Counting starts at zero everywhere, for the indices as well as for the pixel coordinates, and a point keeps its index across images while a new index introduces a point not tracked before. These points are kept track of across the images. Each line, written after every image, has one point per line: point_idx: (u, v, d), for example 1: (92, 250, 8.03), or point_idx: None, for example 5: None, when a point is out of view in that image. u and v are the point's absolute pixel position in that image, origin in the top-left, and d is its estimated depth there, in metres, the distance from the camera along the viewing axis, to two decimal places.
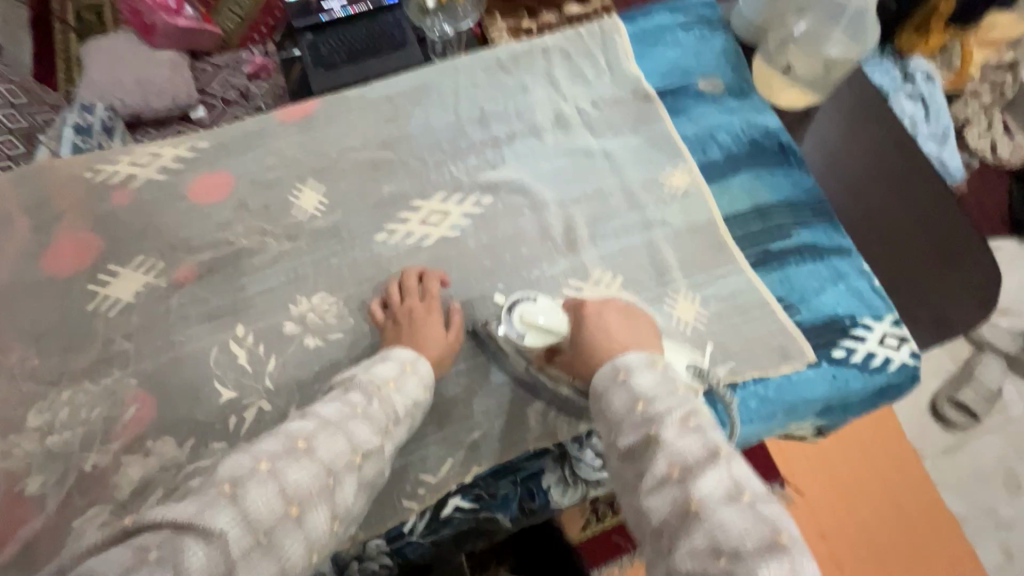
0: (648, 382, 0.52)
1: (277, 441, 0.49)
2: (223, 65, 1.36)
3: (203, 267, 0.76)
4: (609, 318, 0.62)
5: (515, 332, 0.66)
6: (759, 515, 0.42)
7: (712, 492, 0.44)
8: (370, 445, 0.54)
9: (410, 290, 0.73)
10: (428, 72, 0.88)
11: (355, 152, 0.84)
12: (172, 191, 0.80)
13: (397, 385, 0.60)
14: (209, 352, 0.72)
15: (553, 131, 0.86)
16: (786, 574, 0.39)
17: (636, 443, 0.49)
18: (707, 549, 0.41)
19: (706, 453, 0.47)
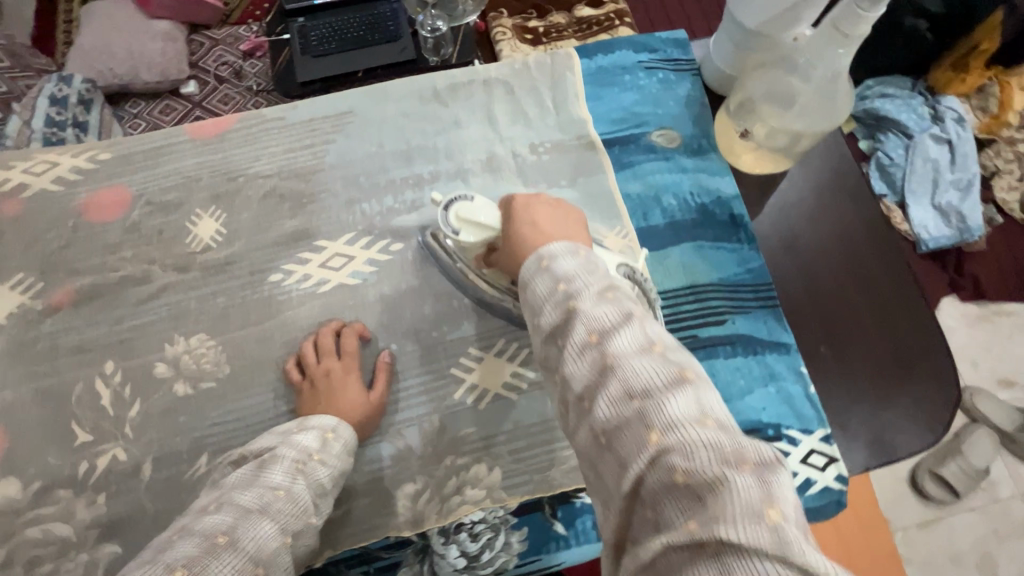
0: (570, 264, 0.45)
1: (191, 543, 0.44)
2: (220, 40, 1.31)
3: (82, 292, 0.72)
4: (539, 210, 0.56)
5: (450, 230, 0.60)
6: (669, 358, 0.39)
7: (626, 345, 0.39)
8: (298, 526, 0.51)
9: (326, 349, 0.68)
10: (357, 95, 0.81)
11: (264, 178, 0.77)
12: (64, 205, 0.75)
13: (322, 458, 0.56)
14: (72, 389, 0.68)
15: (481, 174, 0.78)
16: (692, 400, 0.36)
17: (557, 322, 0.43)
18: (621, 395, 0.37)
19: (620, 315, 0.41)
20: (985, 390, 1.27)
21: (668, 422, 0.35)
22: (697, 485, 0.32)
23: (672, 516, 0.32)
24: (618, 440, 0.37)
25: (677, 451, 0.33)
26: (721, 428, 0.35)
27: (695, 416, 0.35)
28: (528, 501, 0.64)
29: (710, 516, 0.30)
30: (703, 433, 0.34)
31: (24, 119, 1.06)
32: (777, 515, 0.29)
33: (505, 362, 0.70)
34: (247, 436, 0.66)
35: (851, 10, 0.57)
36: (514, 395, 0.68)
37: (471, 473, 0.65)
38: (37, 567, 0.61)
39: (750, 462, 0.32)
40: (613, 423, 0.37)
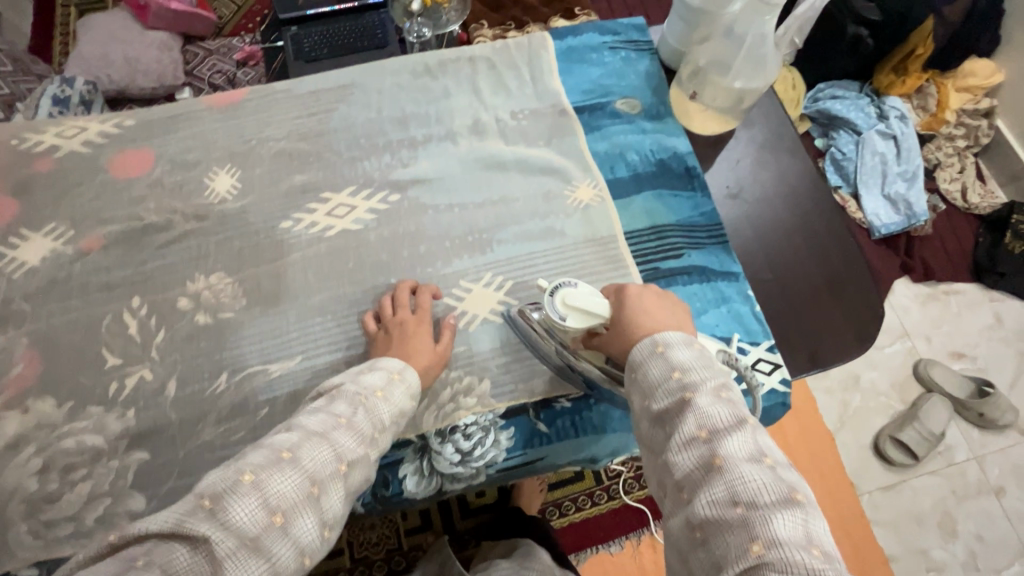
0: (685, 357, 0.52)
1: (261, 453, 0.50)
2: (214, 51, 1.44)
3: (109, 237, 0.79)
4: (649, 299, 0.61)
5: (556, 314, 0.64)
6: (778, 474, 0.44)
7: (737, 452, 0.45)
8: (355, 454, 0.54)
9: (402, 303, 0.74)
10: (356, 71, 0.92)
11: (274, 141, 0.87)
12: (92, 163, 0.84)
13: (385, 393, 0.61)
14: (102, 321, 0.75)
15: (468, 137, 0.89)
16: (800, 525, 0.40)
17: (668, 407, 0.50)
18: (726, 499, 0.42)
19: (733, 420, 0.47)
20: (938, 362, 1.34)
21: (772, 535, 0.39)
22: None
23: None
24: (717, 538, 0.42)
25: (776, 567, 0.38)
26: (826, 558, 0.39)
27: (799, 538, 0.39)
28: (514, 406, 0.73)
29: None
30: (806, 557, 0.38)
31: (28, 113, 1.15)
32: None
33: (490, 293, 0.79)
34: (261, 357, 0.74)
35: None
36: (500, 320, 0.77)
37: (464, 384, 0.73)
38: (71, 472, 0.68)
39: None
40: (715, 521, 0.42)
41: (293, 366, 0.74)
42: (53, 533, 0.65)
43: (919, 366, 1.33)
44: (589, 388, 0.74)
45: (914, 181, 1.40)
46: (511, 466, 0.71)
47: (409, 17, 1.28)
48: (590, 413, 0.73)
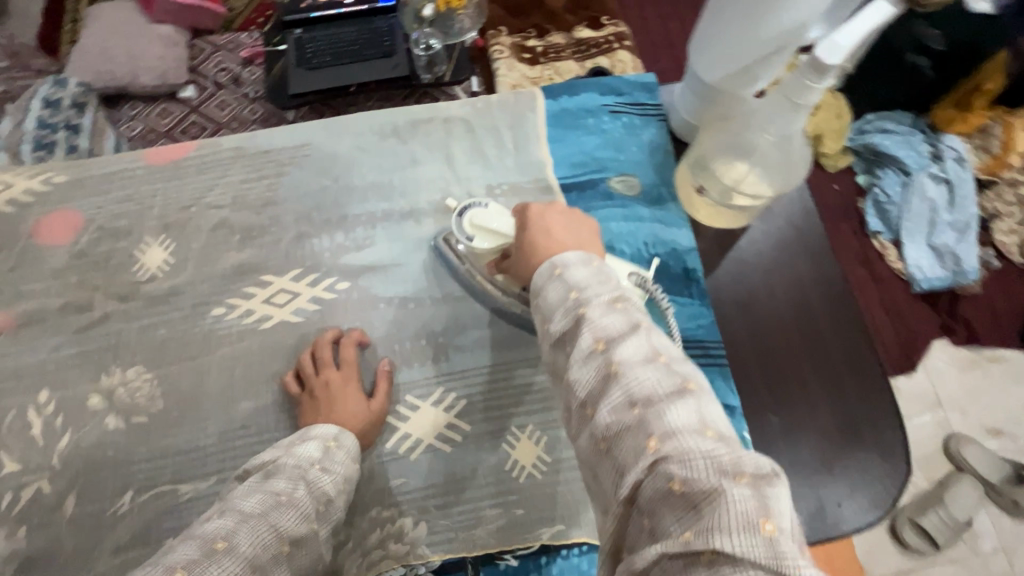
0: (582, 275, 0.46)
1: (191, 546, 0.45)
2: (221, 44, 1.29)
3: (23, 317, 0.71)
4: (552, 216, 0.54)
5: (465, 236, 0.67)
6: (672, 368, 0.39)
7: (631, 356, 0.40)
8: (299, 531, 0.51)
9: (325, 361, 0.68)
10: (314, 127, 0.80)
11: (216, 209, 0.77)
12: (14, 227, 0.75)
13: (325, 465, 0.57)
14: (4, 417, 0.67)
15: (434, 215, 0.77)
16: (694, 413, 0.37)
17: (566, 329, 0.44)
18: (623, 403, 0.38)
19: (628, 325, 0.42)
20: (973, 439, 1.16)
21: (667, 429, 0.36)
22: (694, 494, 0.33)
23: (670, 524, 0.33)
24: (617, 444, 0.38)
25: (674, 459, 0.34)
26: (720, 439, 0.36)
27: (693, 426, 0.36)
28: (451, 559, 0.63)
29: (704, 525, 0.31)
30: (700, 443, 0.35)
31: (17, 120, 1.08)
32: (773, 528, 0.30)
33: (439, 411, 0.68)
34: (173, 473, 0.65)
35: (799, 81, 0.55)
36: (447, 448, 0.67)
37: (396, 526, 0.64)
38: None
39: (747, 472, 0.33)
40: (614, 429, 0.38)
41: (206, 486, 0.65)
42: None
43: (950, 442, 1.16)
44: (542, 542, 0.64)
45: (966, 236, 1.16)
46: None
47: (419, 25, 1.16)
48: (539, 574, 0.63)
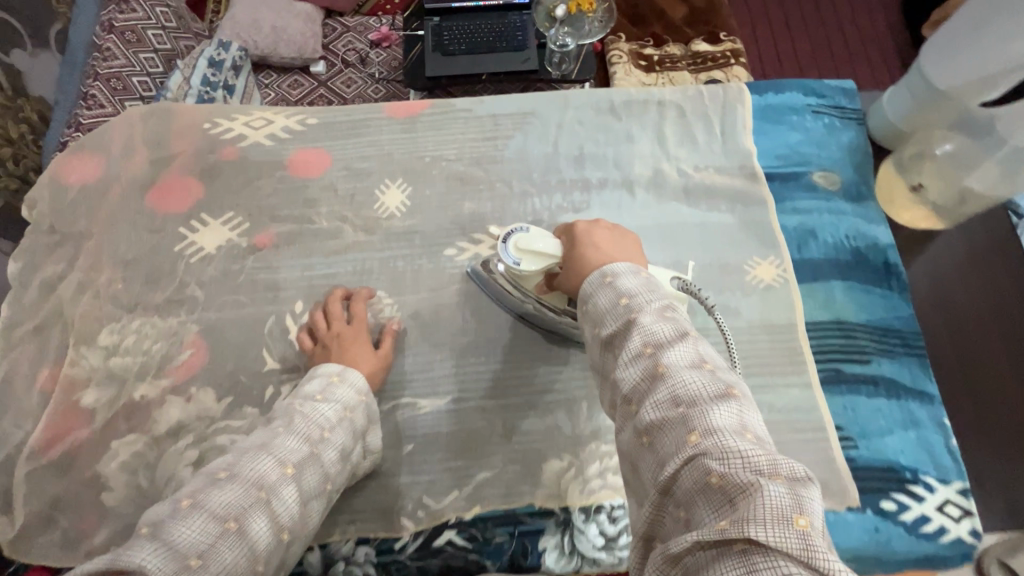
0: (633, 285, 0.50)
1: (197, 480, 0.52)
2: (351, 28, 1.52)
3: (281, 237, 0.80)
4: (598, 234, 0.59)
5: (510, 260, 0.64)
6: (718, 376, 0.43)
7: (679, 360, 0.44)
8: (302, 455, 0.55)
9: (336, 316, 0.73)
10: (537, 98, 0.88)
11: (448, 162, 0.85)
12: (275, 158, 0.84)
13: (326, 396, 0.62)
14: (266, 320, 0.76)
15: (645, 188, 0.83)
16: (735, 416, 0.40)
17: (616, 331, 0.48)
18: (668, 401, 0.41)
19: (676, 334, 0.46)
20: None
21: (709, 426, 0.39)
22: (729, 486, 0.36)
23: (703, 514, 0.36)
24: (660, 439, 0.41)
25: (712, 455, 0.37)
26: (757, 442, 0.39)
27: (734, 428, 0.39)
28: None
29: (739, 514, 0.34)
30: (740, 442, 0.38)
31: (185, 75, 1.19)
32: (806, 523, 0.33)
33: None
34: (411, 391, 0.72)
35: None
36: None
37: (613, 462, 0.69)
38: None
39: (782, 473, 0.36)
40: (658, 423, 0.41)
41: (443, 404, 0.72)
42: None
43: None
44: None
45: None
46: None
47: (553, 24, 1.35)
48: None
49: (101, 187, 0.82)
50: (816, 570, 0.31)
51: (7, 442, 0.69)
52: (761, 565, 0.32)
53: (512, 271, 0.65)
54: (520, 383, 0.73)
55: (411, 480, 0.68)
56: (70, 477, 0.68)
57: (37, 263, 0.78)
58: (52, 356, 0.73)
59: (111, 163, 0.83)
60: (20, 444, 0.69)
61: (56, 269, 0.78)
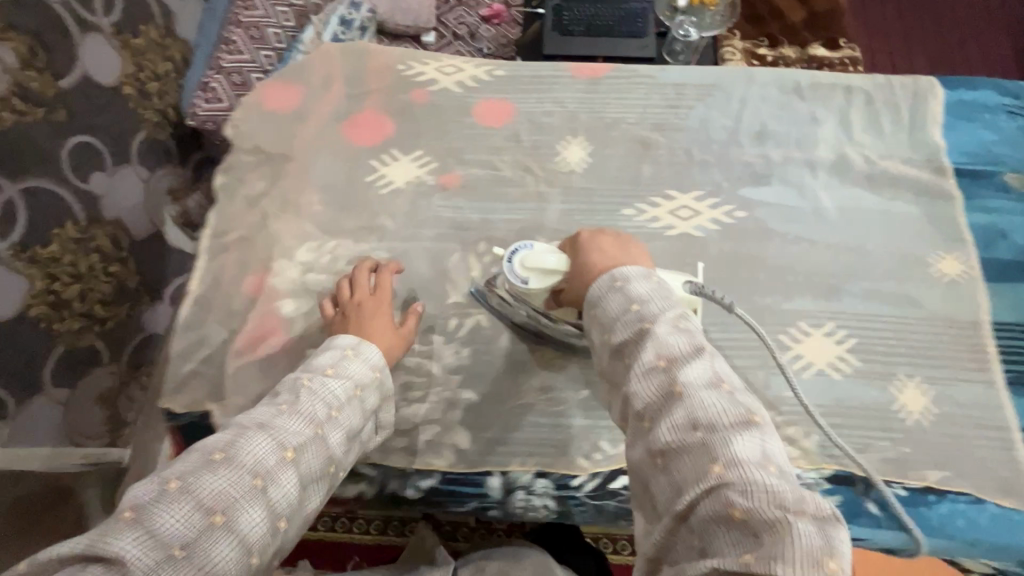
0: (644, 290, 0.53)
1: (194, 457, 0.51)
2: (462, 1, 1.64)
3: (467, 179, 0.83)
4: (602, 240, 0.62)
5: (518, 279, 0.65)
6: (736, 399, 0.46)
7: (695, 379, 0.46)
8: (302, 439, 0.55)
9: (361, 287, 0.73)
10: (720, 72, 0.89)
11: (629, 125, 0.86)
12: (463, 104, 0.87)
13: (337, 370, 0.62)
14: (450, 256, 0.79)
15: (828, 170, 0.83)
16: (756, 445, 0.43)
17: (628, 338, 0.50)
18: (686, 425, 0.44)
19: (692, 349, 0.48)
20: None
21: (731, 457, 0.42)
22: (754, 520, 0.39)
23: (723, 544, 0.39)
24: (677, 461, 0.44)
25: (735, 487, 0.40)
26: (780, 475, 0.42)
27: (756, 459, 0.42)
28: (843, 473, 0.67)
29: (766, 551, 0.37)
30: (764, 476, 0.41)
31: (319, 29, 1.37)
32: (833, 565, 0.36)
33: (832, 343, 0.73)
34: None
35: None
36: (837, 376, 0.72)
37: (788, 431, 0.69)
38: (409, 390, 0.72)
39: (807, 509, 0.39)
40: (676, 445, 0.44)
41: None
42: (389, 441, 0.69)
43: None
44: (928, 483, 0.67)
45: None
46: None
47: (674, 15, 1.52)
48: (928, 509, 0.66)
49: (301, 114, 0.87)
50: None
51: (215, 338, 0.74)
52: None
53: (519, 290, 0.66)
54: None
55: (589, 423, 0.70)
56: (270, 377, 0.72)
57: (241, 178, 0.83)
58: (255, 265, 0.78)
59: (311, 93, 0.88)
60: (225, 341, 0.74)
61: (258, 185, 0.83)
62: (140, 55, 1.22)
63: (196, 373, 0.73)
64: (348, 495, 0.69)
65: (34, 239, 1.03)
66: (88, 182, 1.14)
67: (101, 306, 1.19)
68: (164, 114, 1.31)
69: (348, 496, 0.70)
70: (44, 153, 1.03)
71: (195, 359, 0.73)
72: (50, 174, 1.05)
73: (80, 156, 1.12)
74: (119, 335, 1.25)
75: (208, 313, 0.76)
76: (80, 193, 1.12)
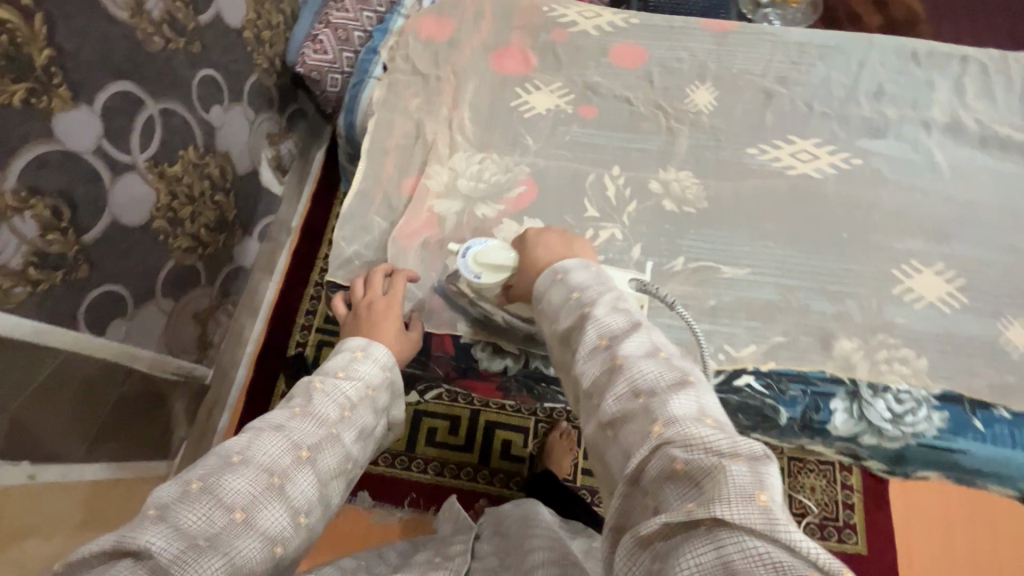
0: (583, 279, 0.62)
1: (211, 460, 0.54)
2: None
3: (603, 110, 0.91)
4: (547, 238, 0.70)
5: (471, 273, 0.73)
6: (671, 365, 0.52)
7: (633, 351, 0.54)
8: (317, 438, 0.59)
9: (374, 288, 0.76)
10: (842, 36, 0.96)
11: (756, 77, 0.93)
12: (603, 46, 0.95)
13: (348, 372, 0.66)
14: (587, 176, 0.86)
15: (942, 130, 0.89)
16: (693, 403, 0.49)
17: (572, 324, 0.59)
18: (629, 394, 0.51)
19: (628, 325, 0.56)
20: None
21: (670, 417, 0.48)
22: (695, 471, 0.44)
23: (673, 499, 0.44)
24: (623, 428, 0.50)
25: (676, 444, 0.46)
26: (716, 425, 0.47)
27: (693, 415, 0.48)
28: (952, 394, 0.73)
29: (707, 497, 0.42)
30: (701, 430, 0.46)
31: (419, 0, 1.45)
32: (766, 498, 0.41)
33: (941, 281, 0.79)
34: (714, 257, 0.81)
35: None
36: (947, 309, 0.78)
37: (900, 353, 0.75)
38: None
39: (744, 453, 0.44)
40: (622, 413, 0.51)
41: (744, 274, 0.80)
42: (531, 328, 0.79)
43: None
44: None
45: None
46: (935, 446, 0.72)
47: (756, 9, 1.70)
48: None
49: (453, 43, 0.95)
50: (774, 539, 0.39)
51: (375, 228, 0.84)
52: (727, 541, 0.40)
53: (472, 283, 0.74)
54: (814, 272, 0.80)
55: (712, 329, 0.77)
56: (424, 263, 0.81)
57: (397, 94, 0.92)
58: (410, 170, 0.87)
59: (462, 26, 0.96)
60: (384, 232, 0.83)
61: (413, 102, 0.91)
62: (259, 4, 1.28)
63: (359, 255, 0.82)
64: (493, 370, 0.81)
65: (165, 156, 1.09)
66: (210, 113, 1.19)
67: (205, 231, 1.27)
68: (272, 62, 1.38)
69: (493, 371, 0.81)
70: (181, 81, 1.09)
71: (358, 243, 0.83)
72: (185, 101, 1.11)
73: (207, 89, 1.18)
74: (216, 263, 1.34)
75: (368, 206, 0.85)
76: (204, 123, 1.18)
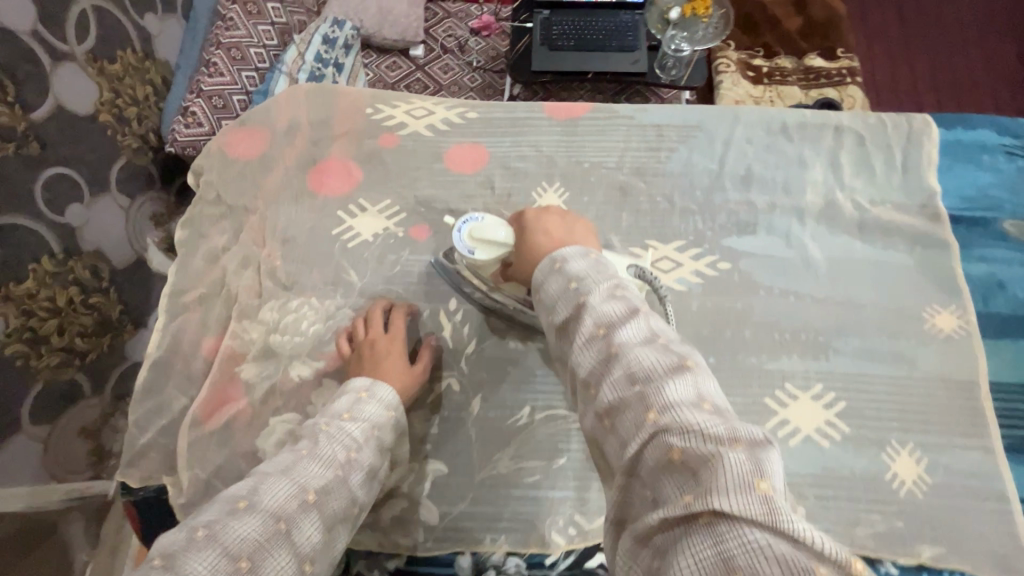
0: (581, 267, 0.47)
1: (216, 508, 0.49)
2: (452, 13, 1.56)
3: (437, 228, 0.80)
4: (548, 221, 0.59)
5: (465, 248, 0.67)
6: (670, 348, 0.41)
7: (630, 338, 0.41)
8: (325, 481, 0.54)
9: (375, 326, 0.72)
10: (705, 112, 0.85)
11: (612, 170, 0.82)
12: (436, 149, 0.84)
13: (354, 414, 0.61)
14: (419, 314, 0.75)
15: (817, 219, 0.79)
16: (691, 387, 0.38)
17: (568, 316, 0.45)
18: (624, 380, 0.39)
19: (627, 311, 0.43)
20: None
21: (665, 402, 0.37)
22: (693, 458, 0.34)
23: (669, 491, 0.34)
24: (619, 418, 0.39)
25: (673, 430, 0.36)
26: (716, 412, 0.37)
27: (692, 400, 0.37)
28: None
29: (705, 485, 0.33)
30: (696, 414, 0.36)
31: (300, 50, 1.25)
32: (767, 487, 0.32)
33: (819, 407, 0.70)
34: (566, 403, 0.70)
35: None
36: (825, 443, 0.68)
37: None
38: None
39: (742, 440, 0.34)
40: (617, 403, 0.39)
41: None
42: None
43: None
44: (922, 560, 0.63)
45: None
46: None
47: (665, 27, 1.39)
48: None
49: (265, 162, 0.83)
50: (781, 533, 0.30)
51: (173, 405, 0.72)
52: (726, 536, 0.31)
53: (467, 259, 0.68)
54: None
55: (561, 495, 0.66)
56: (226, 448, 0.68)
57: (202, 232, 0.80)
58: (214, 327, 0.75)
59: (276, 140, 0.84)
60: (184, 409, 0.71)
61: (220, 239, 0.79)
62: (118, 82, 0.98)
63: (153, 444, 0.70)
64: None
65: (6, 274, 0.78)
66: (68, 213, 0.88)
67: (81, 341, 0.91)
68: (146, 138, 1.07)
69: None
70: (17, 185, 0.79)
71: (153, 428, 0.71)
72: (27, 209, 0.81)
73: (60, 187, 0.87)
74: (105, 371, 0.96)
75: (167, 378, 0.73)
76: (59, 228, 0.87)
